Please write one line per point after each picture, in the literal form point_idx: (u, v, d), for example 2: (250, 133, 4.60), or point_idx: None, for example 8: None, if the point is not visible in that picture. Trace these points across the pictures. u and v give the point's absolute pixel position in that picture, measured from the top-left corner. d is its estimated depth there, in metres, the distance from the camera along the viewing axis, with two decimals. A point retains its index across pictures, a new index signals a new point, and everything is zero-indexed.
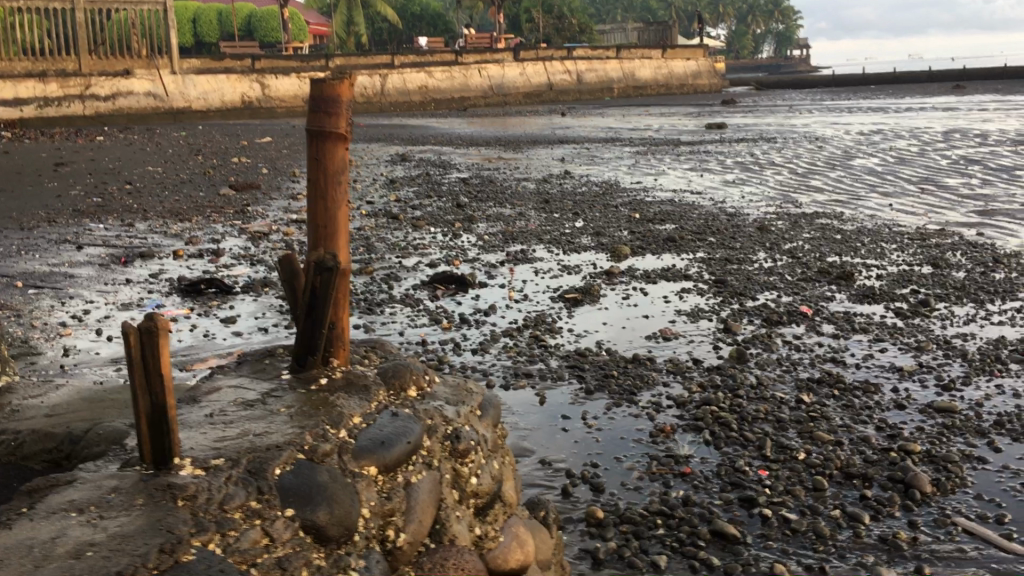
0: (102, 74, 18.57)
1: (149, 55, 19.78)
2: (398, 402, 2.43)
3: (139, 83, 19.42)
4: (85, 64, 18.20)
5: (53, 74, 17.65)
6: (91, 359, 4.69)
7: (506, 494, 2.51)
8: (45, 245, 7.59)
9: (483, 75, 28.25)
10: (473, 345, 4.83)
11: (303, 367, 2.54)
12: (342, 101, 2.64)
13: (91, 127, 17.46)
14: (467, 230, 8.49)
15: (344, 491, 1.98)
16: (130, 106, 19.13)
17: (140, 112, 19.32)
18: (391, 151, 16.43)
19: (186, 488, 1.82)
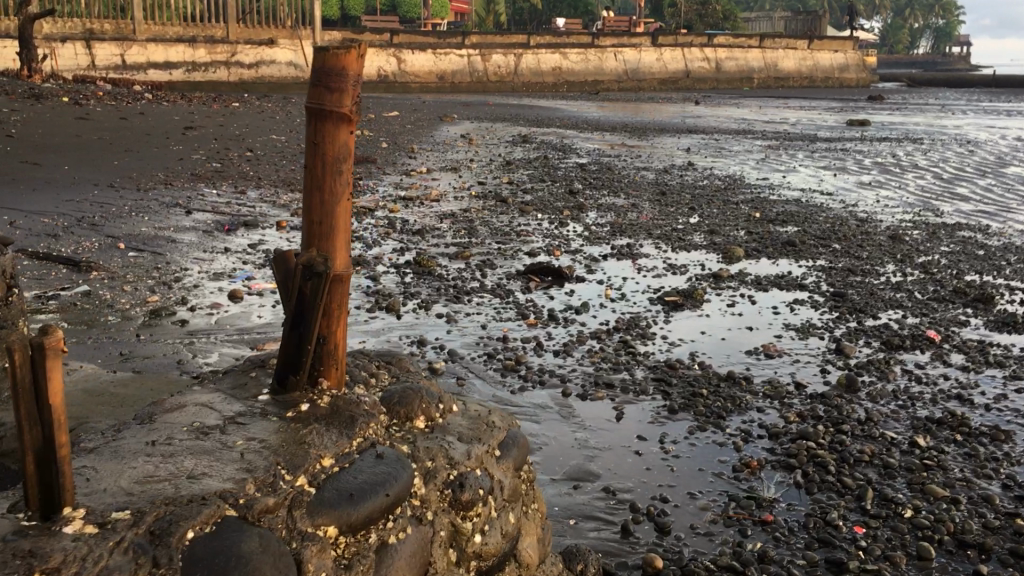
0: (248, 42, 19.21)
1: (292, 27, 20.31)
2: (398, 434, 2.21)
3: (281, 53, 19.86)
4: (232, 32, 18.93)
5: (202, 40, 18.32)
6: (167, 330, 4.60)
7: (522, 553, 2.33)
8: (156, 207, 7.67)
9: (619, 59, 27.58)
10: (556, 346, 4.51)
11: (284, 389, 2.30)
12: (350, 75, 2.30)
13: (231, 92, 17.97)
14: (576, 219, 8.16)
15: (274, 564, 1.66)
16: (272, 76, 19.62)
17: (280, 82, 19.74)
18: (514, 132, 16.20)
19: (51, 557, 1.47)
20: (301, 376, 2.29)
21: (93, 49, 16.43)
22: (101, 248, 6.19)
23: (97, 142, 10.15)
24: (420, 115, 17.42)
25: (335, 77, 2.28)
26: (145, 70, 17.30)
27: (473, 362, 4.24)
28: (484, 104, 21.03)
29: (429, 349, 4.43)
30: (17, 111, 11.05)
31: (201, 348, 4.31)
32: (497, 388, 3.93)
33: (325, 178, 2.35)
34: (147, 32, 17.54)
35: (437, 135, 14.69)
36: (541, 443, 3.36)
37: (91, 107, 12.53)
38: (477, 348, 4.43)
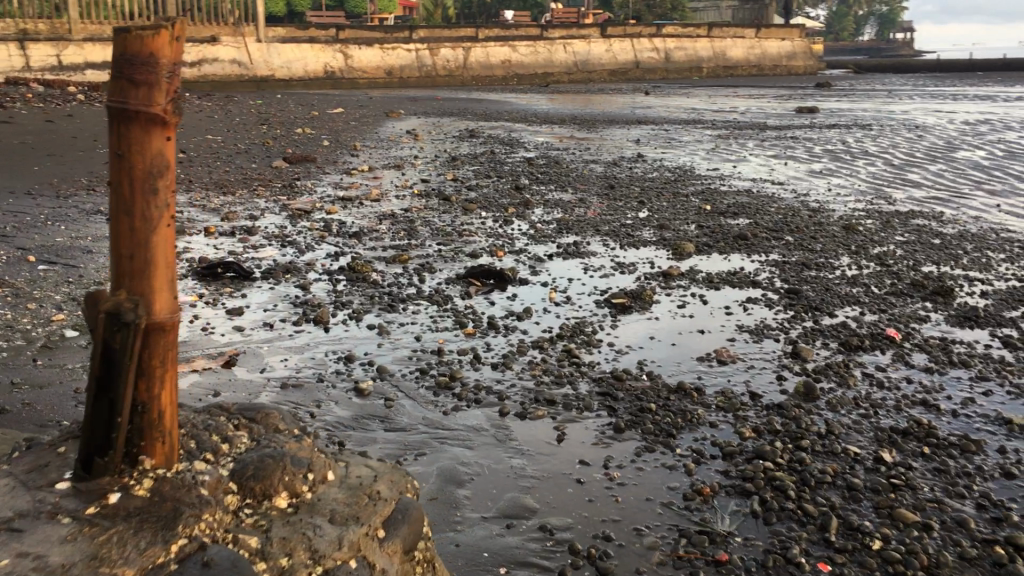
0: (190, 40, 18.60)
1: (235, 23, 19.68)
2: (248, 526, 2.02)
3: (225, 50, 19.22)
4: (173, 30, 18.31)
5: None
6: (69, 353, 4.19)
7: None
8: (75, 214, 7.19)
9: (568, 50, 27.28)
10: (495, 358, 4.18)
11: (91, 472, 2.01)
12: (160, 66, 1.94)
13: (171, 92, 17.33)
14: (521, 216, 7.83)
15: None
16: (215, 74, 18.96)
17: (225, 80, 19.08)
18: (462, 127, 15.82)
19: None
20: (112, 457, 2.01)
21: (27, 49, 15.75)
22: (8, 262, 5.73)
23: (17, 146, 9.61)
24: (366, 112, 16.96)
25: (142, 68, 1.93)
26: (81, 70, 16.68)
27: (404, 379, 3.89)
28: (434, 99, 20.60)
29: (356, 365, 4.06)
30: None
31: None
32: (427, 409, 3.58)
33: (133, 198, 1.98)
34: (83, 32, 16.94)
35: (382, 132, 14.27)
36: (473, 474, 3.03)
37: (15, 110, 11.92)
38: (409, 363, 4.08)
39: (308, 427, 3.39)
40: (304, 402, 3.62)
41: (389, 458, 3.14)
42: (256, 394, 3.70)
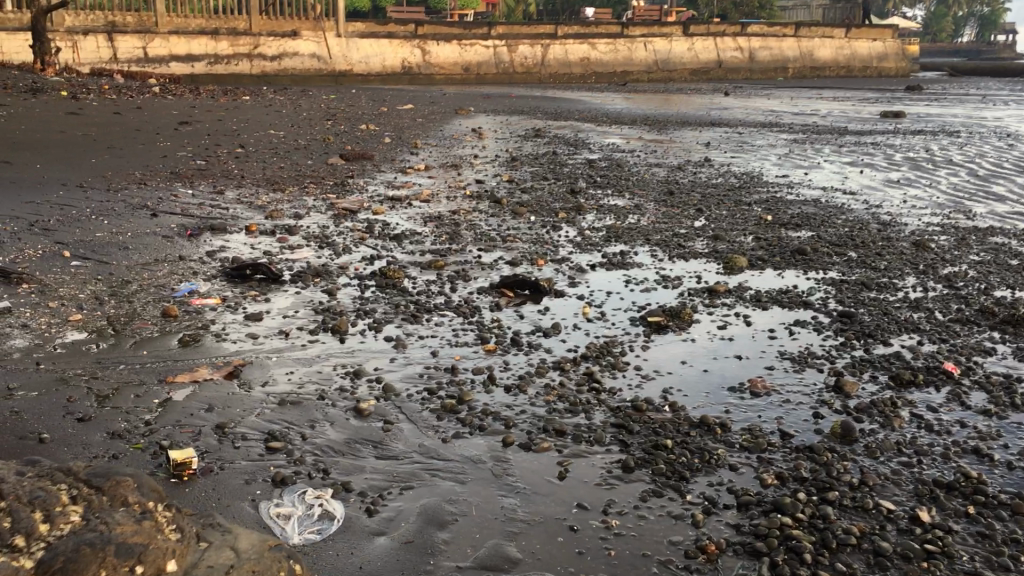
0: (271, 34, 18.74)
1: (315, 18, 19.75)
2: None
3: (305, 45, 19.33)
4: (255, 24, 18.48)
5: (225, 33, 17.92)
6: (74, 355, 4.06)
7: None
8: (121, 209, 7.16)
9: (649, 49, 26.70)
10: (510, 379, 3.93)
11: None
12: None
13: (248, 85, 17.48)
14: (570, 222, 7.55)
15: None
16: (295, 68, 19.10)
17: (303, 74, 19.20)
18: (530, 125, 15.58)
19: None
20: None
21: (114, 42, 16.09)
22: (44, 257, 5.71)
23: (81, 138, 9.69)
24: (436, 108, 16.84)
25: None
26: (166, 63, 16.99)
27: (409, 399, 3.66)
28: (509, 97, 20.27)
29: (362, 381, 3.85)
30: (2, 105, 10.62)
31: (102, 377, 3.78)
32: (426, 436, 3.34)
33: None
34: (169, 26, 17.30)
35: (448, 130, 14.12)
36: (459, 514, 2.79)
37: (88, 101, 12.09)
38: (419, 382, 3.85)
39: (296, 451, 3.17)
40: (299, 423, 3.41)
41: (374, 490, 2.92)
42: (252, 411, 3.51)
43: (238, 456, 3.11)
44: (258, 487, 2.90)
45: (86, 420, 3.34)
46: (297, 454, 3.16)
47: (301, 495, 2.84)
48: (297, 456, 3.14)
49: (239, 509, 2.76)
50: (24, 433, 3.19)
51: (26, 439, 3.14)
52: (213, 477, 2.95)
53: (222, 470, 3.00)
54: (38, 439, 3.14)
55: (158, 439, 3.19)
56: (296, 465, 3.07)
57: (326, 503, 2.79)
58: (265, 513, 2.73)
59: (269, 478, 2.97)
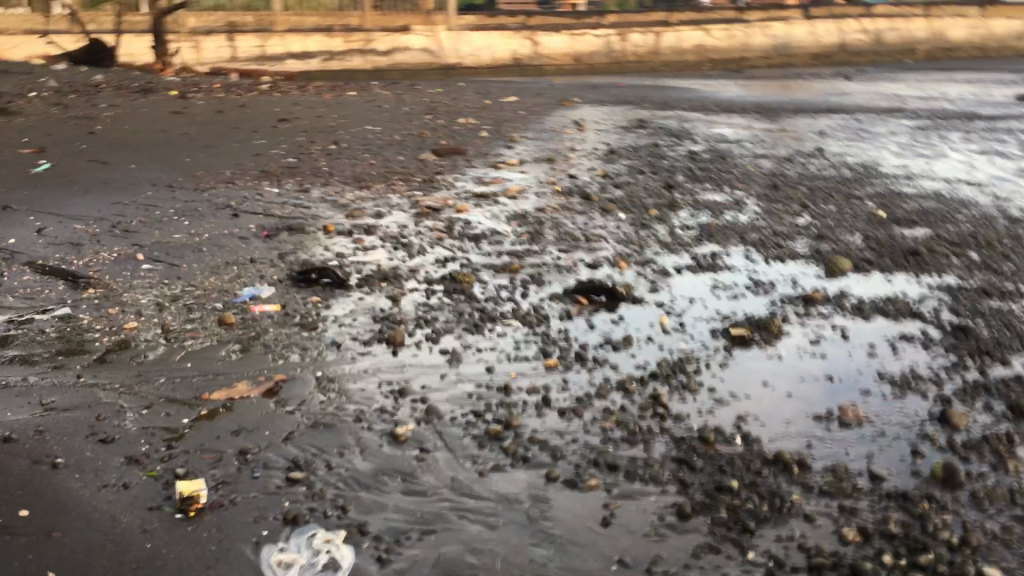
0: (383, 30, 17.85)
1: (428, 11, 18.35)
2: None
3: (415, 37, 18.02)
4: (368, 20, 17.72)
5: (339, 29, 17.34)
6: (116, 368, 3.90)
7: None
8: (203, 209, 7.07)
9: (767, 34, 22.09)
10: (567, 401, 3.55)
11: None
12: None
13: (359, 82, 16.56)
14: (662, 220, 7.08)
15: None
16: (405, 62, 17.86)
17: (414, 69, 17.91)
18: (634, 115, 14.94)
19: None
20: None
21: (235, 41, 16.26)
22: (117, 260, 5.62)
23: (178, 138, 9.73)
24: (540, 100, 16.12)
25: None
26: (282, 61, 16.66)
27: (452, 424, 3.34)
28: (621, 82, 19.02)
29: (406, 401, 3.54)
30: (108, 105, 10.74)
31: (135, 395, 3.59)
32: (462, 468, 3.02)
33: None
34: (285, 24, 17.09)
35: (548, 122, 13.67)
36: (479, 569, 2.50)
37: (192, 98, 12.13)
38: (466, 404, 3.52)
39: (318, 483, 2.90)
40: (327, 450, 3.13)
41: (391, 533, 2.63)
42: (282, 433, 3.25)
43: (254, 488, 2.85)
44: (265, 527, 2.64)
45: (107, 442, 3.15)
46: (318, 486, 2.88)
47: (309, 539, 2.57)
48: (319, 489, 2.87)
49: (240, 554, 2.51)
50: (39, 456, 3.01)
51: (37, 464, 2.94)
52: (223, 512, 2.71)
53: (234, 504, 2.75)
54: (48, 463, 2.96)
55: (174, 467, 2.97)
56: (314, 500, 2.79)
57: (334, 550, 2.51)
58: (265, 559, 2.49)
59: (280, 515, 2.70)
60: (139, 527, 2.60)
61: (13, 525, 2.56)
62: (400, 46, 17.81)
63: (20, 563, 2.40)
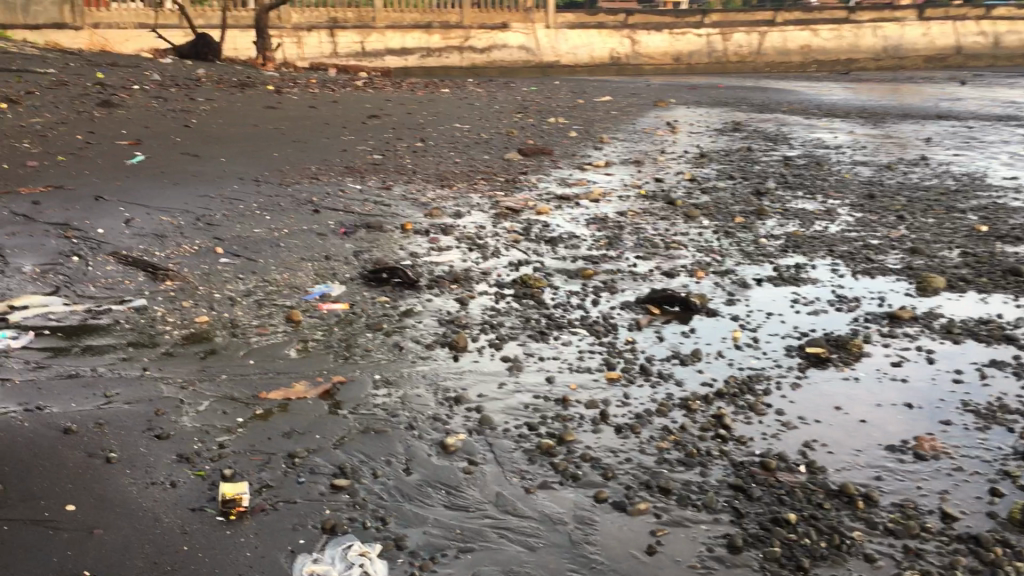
0: (481, 27, 17.28)
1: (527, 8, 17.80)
2: None
3: (515, 36, 17.58)
4: (467, 17, 17.07)
5: (438, 24, 16.72)
6: (182, 363, 3.94)
7: None
8: (286, 204, 7.17)
9: (877, 35, 20.86)
10: (625, 417, 3.43)
11: None
12: None
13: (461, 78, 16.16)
14: (747, 228, 6.88)
15: None
16: (504, 60, 17.41)
17: (511, 68, 17.39)
18: (729, 115, 14.56)
19: None
20: None
21: (336, 36, 15.64)
22: (198, 253, 5.74)
23: (271, 132, 9.93)
24: (629, 100, 15.06)
25: None
26: (381, 57, 16.04)
27: (504, 436, 3.26)
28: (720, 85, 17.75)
29: (460, 410, 3.48)
30: (207, 99, 11.01)
31: (196, 391, 3.62)
32: (508, 483, 2.94)
33: None
34: (386, 19, 16.26)
35: (640, 122, 13.44)
36: None
37: (288, 93, 12.36)
38: (521, 415, 3.44)
39: (361, 491, 2.85)
40: (375, 458, 3.09)
41: (428, 550, 2.57)
42: (333, 438, 3.22)
43: (297, 494, 2.82)
44: (302, 535, 2.61)
45: (162, 438, 3.16)
46: (361, 495, 2.83)
47: (344, 550, 2.52)
48: (361, 497, 2.82)
49: (274, 562, 2.49)
50: (95, 450, 3.04)
51: (92, 458, 2.97)
52: (263, 517, 2.68)
53: (275, 510, 2.72)
54: (104, 458, 2.98)
55: (222, 467, 2.96)
56: (354, 509, 2.74)
57: (367, 564, 2.46)
58: (297, 570, 2.46)
59: (319, 523, 2.66)
60: (180, 529, 2.60)
61: (58, 520, 2.59)
62: (500, 43, 17.36)
63: (59, 559, 2.43)
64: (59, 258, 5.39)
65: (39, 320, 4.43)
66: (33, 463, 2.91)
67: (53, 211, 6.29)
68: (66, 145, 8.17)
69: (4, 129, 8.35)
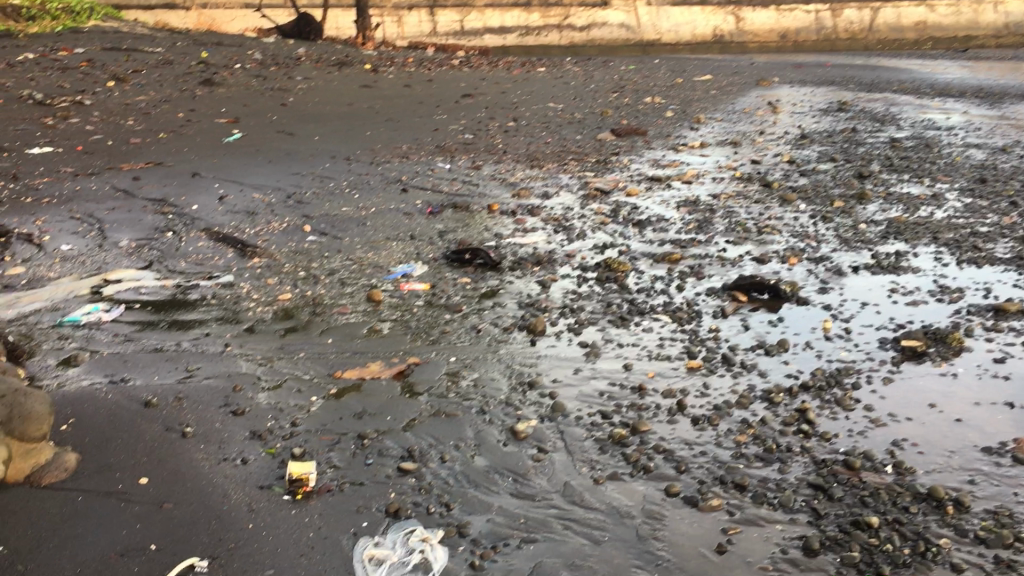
0: (581, 3, 15.84)
1: None
2: None
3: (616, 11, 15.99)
4: None
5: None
6: (262, 340, 3.99)
7: None
8: (376, 183, 7.22)
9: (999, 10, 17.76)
10: (703, 408, 3.32)
11: None
12: None
13: (559, 59, 15.00)
14: (846, 212, 6.60)
15: None
16: (604, 39, 15.98)
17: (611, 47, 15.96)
18: (835, 94, 13.93)
19: None
20: None
21: (436, 15, 15.02)
22: (286, 231, 5.81)
23: (364, 111, 10.00)
24: (736, 79, 14.59)
25: None
26: (480, 36, 15.34)
27: (575, 424, 3.19)
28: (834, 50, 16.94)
29: (533, 396, 3.42)
30: (305, 78, 11.17)
31: (273, 368, 3.65)
32: (577, 472, 2.87)
33: None
34: None
35: (741, 102, 12.98)
36: None
37: (384, 72, 12.40)
38: (595, 403, 3.36)
39: (428, 476, 2.83)
40: (444, 441, 3.06)
41: (491, 538, 2.53)
42: (403, 420, 3.21)
43: (364, 475, 2.81)
44: (365, 518, 2.59)
45: (237, 414, 3.19)
46: (427, 479, 2.81)
47: (406, 535, 2.50)
48: (427, 482, 2.79)
49: (337, 544, 2.48)
50: (172, 424, 3.09)
51: (169, 432, 3.03)
52: (328, 498, 2.68)
53: (340, 492, 2.72)
54: (180, 432, 3.03)
55: (292, 446, 2.98)
56: (419, 494, 2.72)
57: (428, 550, 2.43)
58: (357, 553, 2.44)
59: (383, 507, 2.65)
60: (247, 506, 2.62)
61: (130, 493, 2.65)
62: (600, 21, 15.83)
63: (128, 531, 2.48)
64: (154, 233, 5.54)
65: (130, 294, 4.55)
66: (112, 435, 2.98)
67: (151, 187, 6.48)
68: (167, 122, 8.39)
69: (111, 107, 8.64)
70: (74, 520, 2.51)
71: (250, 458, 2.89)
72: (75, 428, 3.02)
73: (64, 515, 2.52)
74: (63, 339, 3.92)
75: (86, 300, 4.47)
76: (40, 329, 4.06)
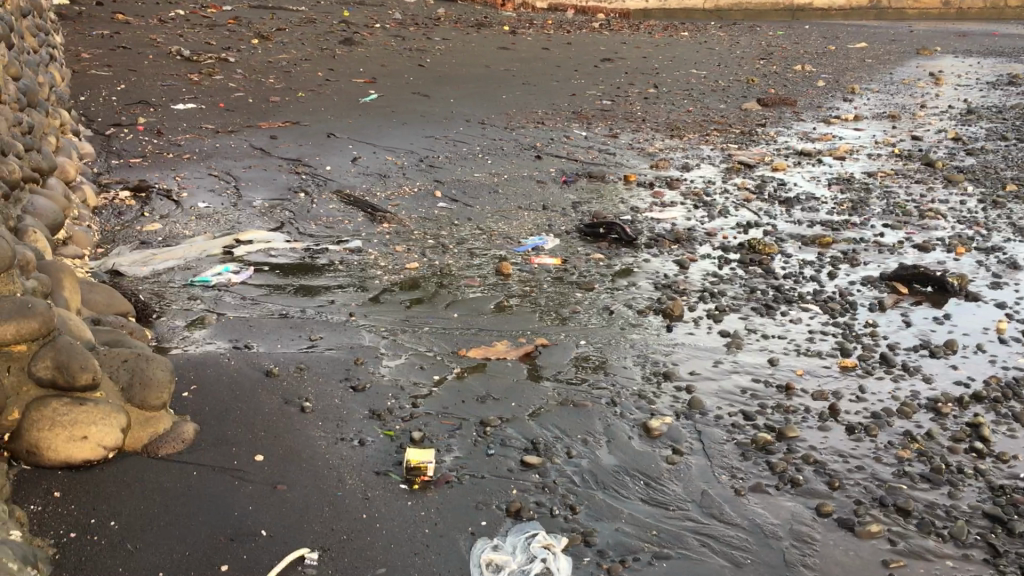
0: None
1: None
2: None
3: None
4: None
5: None
6: (386, 311, 3.86)
7: None
8: (511, 149, 7.03)
9: None
10: (859, 415, 2.99)
11: None
12: None
13: (700, 22, 14.26)
14: (1020, 198, 6.01)
15: None
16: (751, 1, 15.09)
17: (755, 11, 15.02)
18: (1005, 66, 12.85)
19: None
20: None
21: None
22: (417, 196, 5.69)
23: (501, 74, 9.79)
24: (892, 47, 13.57)
25: None
26: None
27: (714, 425, 2.92)
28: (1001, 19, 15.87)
29: (668, 388, 3.17)
30: (443, 39, 11.03)
31: (396, 343, 3.51)
32: (716, 481, 2.61)
33: None
34: None
35: (899, 72, 12.12)
36: None
37: (522, 34, 12.12)
38: (737, 401, 3.08)
39: (553, 473, 2.62)
40: (571, 434, 2.85)
41: (620, 550, 2.32)
42: (529, 408, 3.01)
43: (485, 467, 2.64)
44: (484, 517, 2.42)
45: (357, 391, 3.07)
46: (552, 476, 2.61)
47: (527, 540, 2.31)
48: (551, 480, 2.59)
49: (454, 543, 2.32)
50: (291, 398, 2.99)
51: (288, 406, 2.93)
52: (447, 491, 2.52)
53: (459, 484, 2.56)
54: (299, 407, 2.93)
55: (412, 429, 2.83)
56: (543, 493, 2.53)
57: (550, 559, 2.24)
58: (475, 557, 2.26)
59: (504, 505, 2.47)
60: (362, 494, 2.49)
61: (246, 471, 2.56)
62: None
63: (240, 514, 2.38)
64: (287, 194, 5.52)
65: (261, 256, 4.52)
66: (232, 405, 2.90)
67: (288, 146, 6.49)
68: (306, 81, 8.41)
69: (254, 65, 8.73)
70: (188, 497, 2.43)
71: (366, 441, 2.75)
72: (194, 395, 2.96)
73: (179, 489, 2.46)
74: (193, 300, 3.90)
75: (218, 260, 4.46)
76: (172, 288, 4.05)
